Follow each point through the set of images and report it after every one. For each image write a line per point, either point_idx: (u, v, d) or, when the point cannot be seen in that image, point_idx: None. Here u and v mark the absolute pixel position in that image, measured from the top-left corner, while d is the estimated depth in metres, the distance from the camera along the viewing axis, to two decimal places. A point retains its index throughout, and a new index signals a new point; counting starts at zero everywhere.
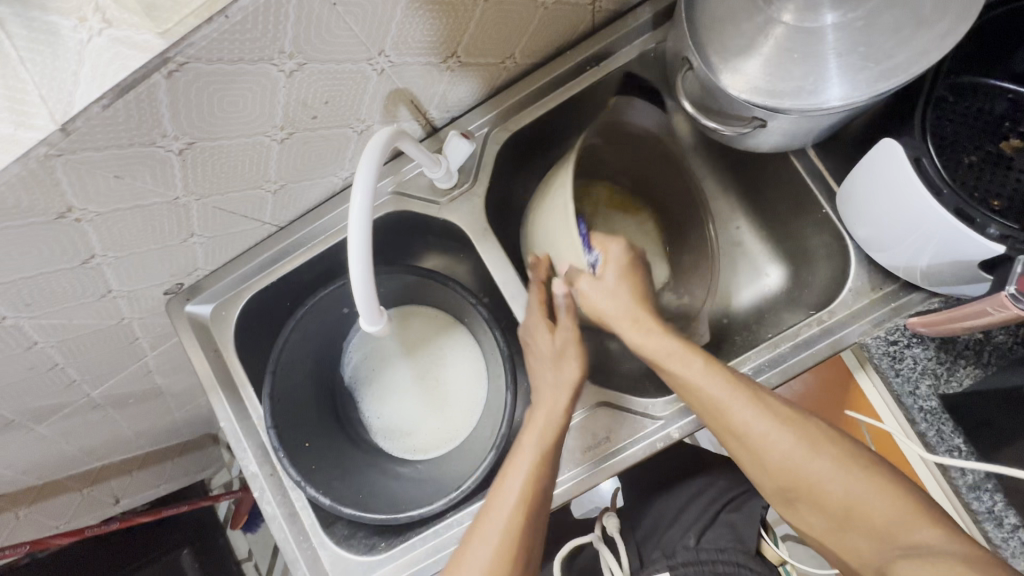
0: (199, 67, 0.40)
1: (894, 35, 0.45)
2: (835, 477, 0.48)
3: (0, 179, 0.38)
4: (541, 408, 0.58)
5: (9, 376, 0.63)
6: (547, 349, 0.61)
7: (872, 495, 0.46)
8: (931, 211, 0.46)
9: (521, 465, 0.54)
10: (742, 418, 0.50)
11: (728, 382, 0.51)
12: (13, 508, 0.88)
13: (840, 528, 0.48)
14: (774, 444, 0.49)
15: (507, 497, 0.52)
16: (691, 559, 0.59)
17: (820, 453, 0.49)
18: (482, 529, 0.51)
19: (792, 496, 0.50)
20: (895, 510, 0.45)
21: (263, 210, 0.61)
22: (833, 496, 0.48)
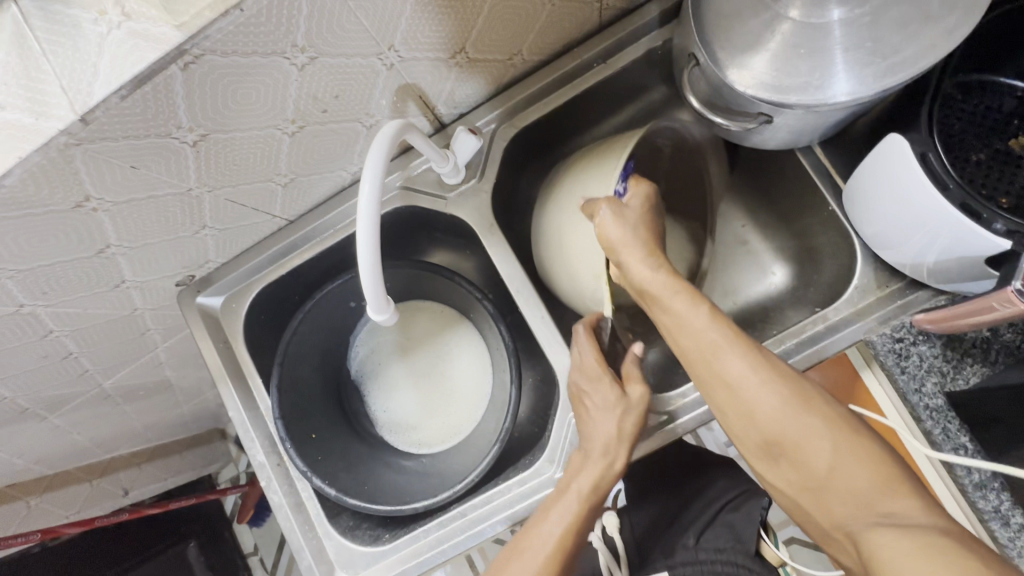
0: (214, 59, 0.41)
1: (900, 31, 0.45)
2: (817, 435, 0.44)
3: (22, 167, 0.39)
4: (597, 465, 0.55)
5: (25, 364, 0.64)
6: (611, 399, 0.57)
7: (852, 458, 0.42)
8: (937, 206, 0.46)
9: (564, 509, 0.53)
10: (733, 366, 0.46)
11: (725, 329, 0.48)
12: (25, 497, 0.90)
13: (812, 489, 0.44)
14: (758, 392, 0.46)
15: (546, 544, 0.51)
16: (691, 559, 0.60)
17: (806, 408, 0.45)
18: (513, 565, 0.50)
19: (769, 448, 0.46)
20: (870, 473, 0.41)
21: (273, 203, 0.62)
22: (811, 454, 0.44)
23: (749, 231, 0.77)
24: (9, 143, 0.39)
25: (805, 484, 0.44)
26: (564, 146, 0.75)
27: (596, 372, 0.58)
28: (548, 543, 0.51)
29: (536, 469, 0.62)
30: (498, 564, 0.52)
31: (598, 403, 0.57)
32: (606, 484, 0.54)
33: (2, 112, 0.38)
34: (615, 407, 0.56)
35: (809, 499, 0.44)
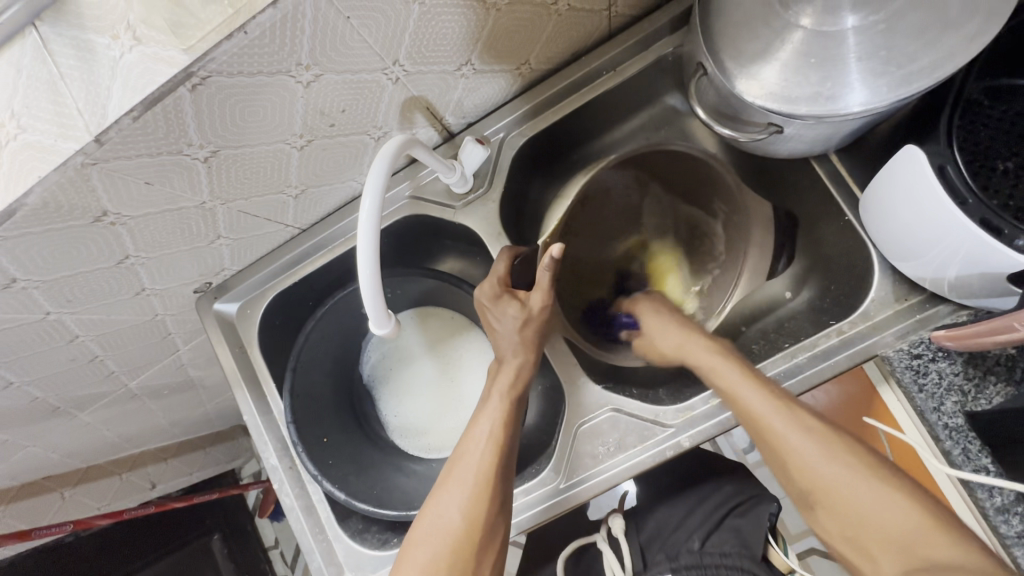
0: (221, 80, 0.42)
1: (916, 39, 0.43)
2: (859, 487, 0.47)
3: (43, 186, 0.41)
4: (508, 369, 0.61)
5: (54, 367, 0.67)
6: (512, 314, 0.62)
7: (897, 509, 0.45)
8: (955, 221, 0.44)
9: (490, 413, 0.58)
10: (778, 425, 0.51)
11: (768, 392, 0.53)
12: (58, 490, 0.94)
13: (862, 543, 0.46)
14: (804, 448, 0.50)
15: (476, 447, 0.56)
16: (694, 562, 0.60)
17: (851, 465, 0.48)
18: (455, 474, 0.55)
19: (815, 503, 0.49)
20: (917, 523, 0.44)
21: (285, 213, 0.63)
22: (861, 505, 0.46)
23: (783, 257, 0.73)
24: (31, 163, 0.40)
25: (854, 537, 0.46)
26: (575, 154, 0.75)
27: (494, 293, 0.63)
28: (479, 444, 0.56)
29: (540, 479, 0.62)
30: (442, 479, 0.56)
31: (498, 320, 0.63)
32: (521, 383, 0.61)
33: (24, 133, 0.40)
34: (518, 320, 0.62)
35: (862, 554, 0.46)
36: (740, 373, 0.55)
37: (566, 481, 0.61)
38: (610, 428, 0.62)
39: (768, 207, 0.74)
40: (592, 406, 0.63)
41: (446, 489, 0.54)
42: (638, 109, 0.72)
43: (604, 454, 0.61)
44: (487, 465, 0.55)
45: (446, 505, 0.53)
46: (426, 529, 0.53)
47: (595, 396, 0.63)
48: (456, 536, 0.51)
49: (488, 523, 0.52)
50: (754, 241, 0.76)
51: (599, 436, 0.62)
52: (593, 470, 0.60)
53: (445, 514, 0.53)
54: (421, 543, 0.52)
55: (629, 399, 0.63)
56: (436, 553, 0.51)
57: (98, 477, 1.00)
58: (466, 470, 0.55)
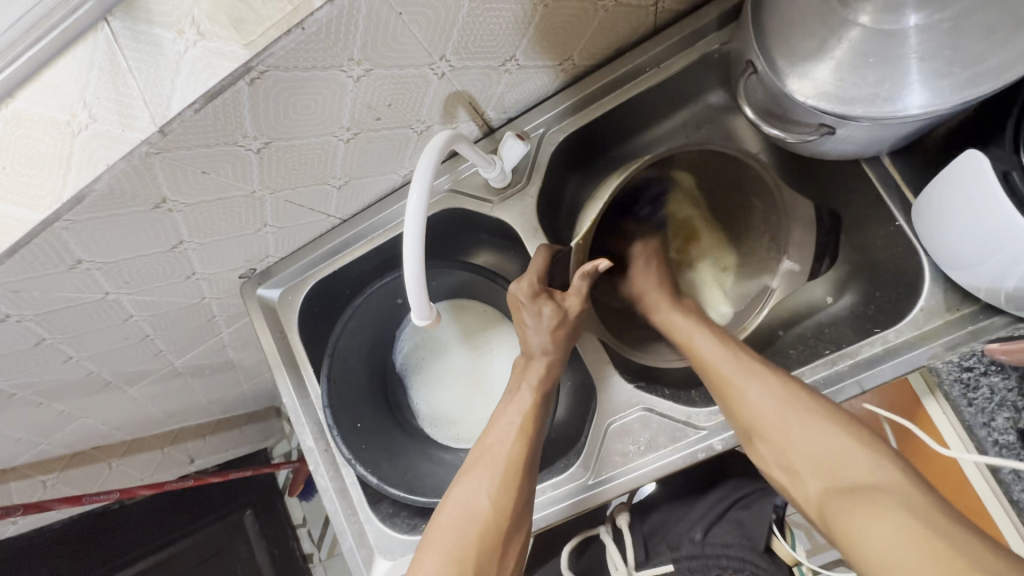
0: (277, 74, 0.43)
1: (985, 39, 0.41)
2: (799, 429, 0.51)
3: (111, 173, 0.43)
4: (539, 364, 0.62)
5: (109, 344, 0.71)
6: (547, 315, 0.62)
7: (828, 440, 0.49)
8: (1019, 230, 0.42)
9: (519, 405, 0.60)
10: (728, 369, 0.57)
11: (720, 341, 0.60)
12: (105, 459, 0.99)
13: (794, 470, 0.51)
14: (748, 389, 0.54)
15: (505, 436, 0.57)
16: (696, 552, 0.62)
17: (793, 404, 0.52)
18: (483, 459, 0.57)
19: (754, 436, 0.54)
20: (847, 451, 0.48)
21: (328, 203, 0.65)
22: (795, 440, 0.50)
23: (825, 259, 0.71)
24: (100, 152, 0.43)
25: (790, 465, 0.51)
26: (613, 151, 0.74)
27: (533, 291, 0.63)
28: (508, 434, 0.58)
29: (569, 474, 0.62)
30: (469, 464, 0.58)
31: (532, 318, 0.63)
32: (550, 376, 0.62)
33: (95, 123, 0.42)
34: (553, 322, 0.62)
35: (793, 479, 0.51)
36: (698, 329, 0.63)
37: (594, 478, 0.61)
38: (641, 427, 0.62)
39: (810, 208, 0.73)
40: (623, 404, 0.63)
41: (473, 474, 0.56)
42: (679, 106, 0.71)
43: (633, 453, 0.61)
44: (514, 455, 0.56)
45: (476, 490, 0.55)
46: (455, 512, 0.54)
47: (626, 395, 0.63)
48: (485, 522, 0.53)
49: (515, 512, 0.54)
50: (794, 240, 0.74)
51: (628, 435, 0.62)
52: (622, 468, 0.60)
53: (475, 498, 0.54)
54: (447, 526, 0.53)
55: (660, 399, 0.62)
56: (464, 535, 0.52)
57: (141, 449, 1.05)
58: (495, 458, 0.56)
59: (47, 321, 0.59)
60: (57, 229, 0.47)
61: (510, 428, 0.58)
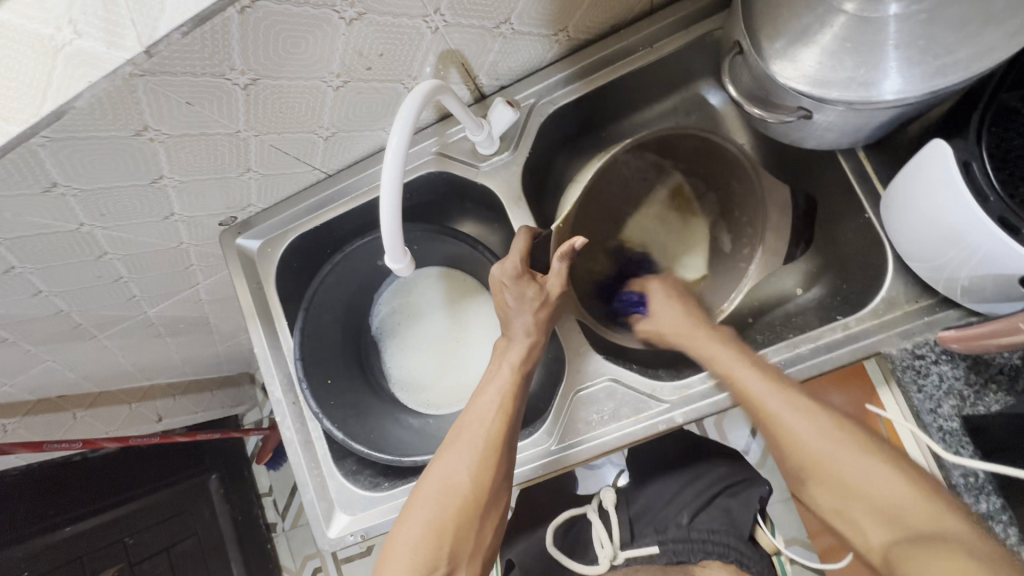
0: (268, 6, 0.43)
1: (957, 31, 0.42)
2: (856, 469, 0.48)
3: (94, 94, 0.43)
4: (520, 345, 0.62)
5: (81, 282, 0.70)
6: (530, 296, 0.63)
7: (887, 482, 0.46)
8: (978, 221, 0.44)
9: (500, 384, 0.59)
10: (773, 405, 0.53)
11: (766, 375, 0.55)
12: (71, 408, 0.97)
13: (853, 519, 0.48)
14: (794, 423, 0.51)
15: (484, 415, 0.57)
16: (682, 537, 0.65)
17: (842, 439, 0.49)
18: (463, 436, 0.57)
19: (807, 477, 0.51)
20: (908, 497, 0.45)
21: (314, 155, 0.65)
22: (848, 481, 0.48)
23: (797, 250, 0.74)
24: (83, 69, 0.42)
25: (848, 514, 0.48)
26: (602, 131, 0.76)
27: (516, 272, 0.63)
28: (487, 412, 0.58)
29: (533, 440, 0.63)
30: (448, 441, 0.58)
31: (515, 299, 0.63)
32: (531, 358, 0.62)
33: (79, 39, 0.41)
34: (535, 304, 0.62)
35: (852, 525, 0.48)
36: (739, 360, 0.57)
37: (558, 444, 0.62)
38: (606, 397, 0.63)
39: (787, 192, 0.75)
40: (592, 375, 0.64)
41: (452, 450, 0.56)
42: (669, 92, 0.73)
43: (595, 423, 0.62)
44: (494, 434, 0.56)
45: (454, 467, 0.55)
46: (433, 489, 0.54)
47: (595, 366, 0.64)
48: (464, 497, 0.53)
49: (493, 487, 0.55)
50: (771, 227, 0.76)
51: (590, 405, 0.63)
52: (582, 436, 0.62)
53: (452, 475, 0.54)
54: (424, 502, 0.54)
55: (626, 371, 0.63)
56: (442, 511, 0.53)
57: (107, 402, 1.03)
58: (474, 437, 0.56)
59: (18, 247, 0.59)
60: (34, 145, 0.46)
61: (489, 406, 0.58)
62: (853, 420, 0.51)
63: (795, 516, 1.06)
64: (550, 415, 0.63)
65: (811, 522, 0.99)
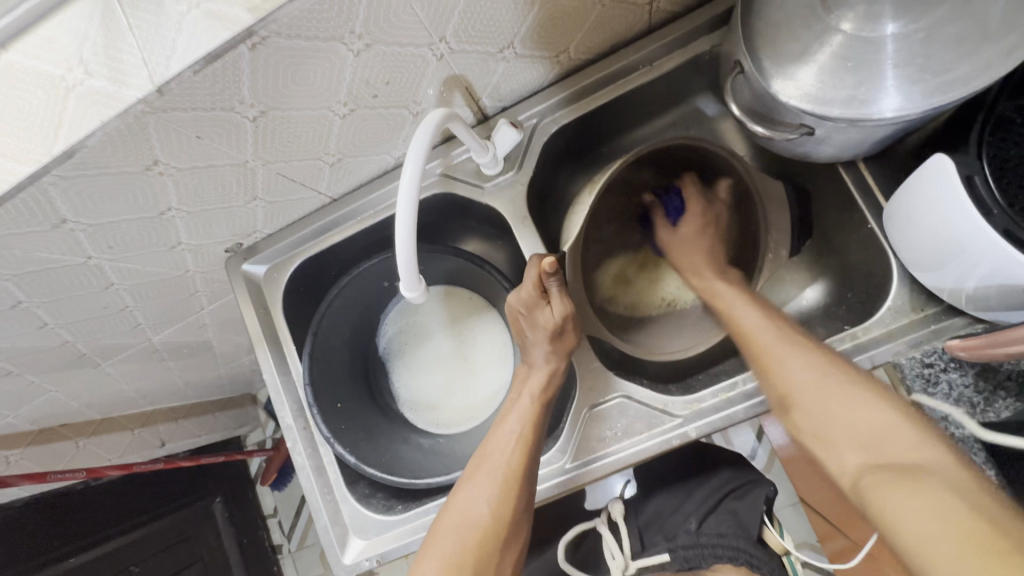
0: (279, 41, 0.44)
1: (955, 49, 0.43)
2: (841, 405, 0.50)
3: (106, 132, 0.44)
4: (541, 373, 0.63)
5: (86, 313, 0.69)
6: (543, 323, 0.63)
7: (867, 414, 0.48)
8: (983, 235, 0.45)
9: (521, 414, 0.60)
10: (774, 344, 0.57)
11: (768, 317, 0.61)
12: (74, 437, 0.96)
13: (831, 443, 0.50)
14: (788, 362, 0.54)
15: (505, 445, 0.58)
16: (692, 542, 0.65)
17: (825, 375, 0.52)
18: (483, 466, 0.57)
19: (790, 407, 0.53)
20: (885, 425, 0.47)
21: (319, 180, 0.65)
22: (833, 415, 0.50)
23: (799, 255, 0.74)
24: (95, 108, 0.43)
25: (827, 439, 0.50)
26: (603, 147, 0.77)
27: (526, 302, 0.63)
28: (508, 442, 0.58)
29: (547, 458, 0.63)
30: (469, 470, 0.58)
31: (531, 327, 0.64)
32: (552, 384, 0.63)
33: (90, 79, 0.42)
34: (549, 329, 0.63)
35: (828, 453, 0.50)
36: (738, 299, 0.65)
37: (573, 462, 0.62)
38: (618, 413, 0.63)
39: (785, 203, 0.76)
40: (603, 391, 0.64)
41: (474, 480, 0.57)
42: (668, 107, 0.74)
43: (609, 439, 0.62)
44: (514, 465, 0.56)
45: (474, 498, 0.55)
46: (452, 520, 0.55)
47: (604, 383, 0.65)
48: (485, 529, 0.54)
49: (516, 517, 0.55)
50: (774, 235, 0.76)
51: (604, 422, 0.63)
52: (593, 453, 0.62)
53: (474, 506, 0.55)
54: (447, 533, 0.54)
55: (638, 388, 0.64)
56: (462, 542, 0.53)
57: (110, 429, 1.02)
58: (494, 466, 0.57)
59: (26, 282, 0.58)
60: (45, 184, 0.46)
61: (510, 436, 0.58)
62: (844, 359, 0.54)
63: (805, 520, 1.07)
64: (565, 431, 0.63)
65: (821, 525, 0.99)
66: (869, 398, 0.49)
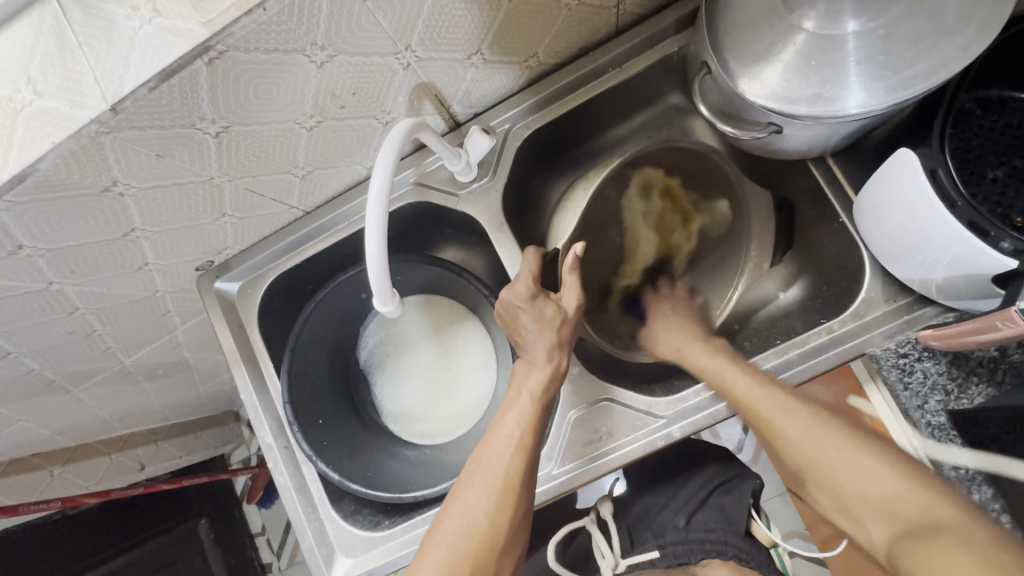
0: (238, 56, 0.43)
1: (914, 45, 0.44)
2: (847, 465, 0.49)
3: (58, 154, 0.42)
4: (542, 370, 0.61)
5: (51, 339, 0.67)
6: (550, 315, 0.62)
7: (879, 478, 0.47)
8: (948, 225, 0.46)
9: (518, 417, 0.58)
10: (767, 406, 0.54)
11: (756, 379, 0.56)
12: (47, 466, 0.93)
13: (853, 512, 0.48)
14: (787, 424, 0.53)
15: (503, 449, 0.56)
16: (680, 538, 0.66)
17: (831, 431, 0.51)
18: (480, 473, 0.56)
19: (805, 479, 0.52)
20: (898, 487, 0.46)
21: (290, 194, 0.64)
22: (842, 479, 0.49)
23: (779, 249, 0.75)
24: (46, 130, 0.41)
25: (848, 509, 0.48)
26: (578, 149, 0.77)
27: (531, 293, 0.62)
28: (506, 446, 0.57)
29: None
30: (465, 476, 0.57)
31: (534, 321, 0.62)
32: (551, 387, 0.61)
33: (40, 99, 0.40)
34: (557, 321, 0.62)
35: (850, 520, 0.48)
36: (730, 366, 0.59)
37: (560, 468, 0.62)
38: (603, 417, 0.63)
39: (767, 197, 0.76)
40: (587, 395, 0.64)
41: (471, 487, 0.55)
42: (641, 108, 0.74)
43: (594, 443, 0.62)
44: (513, 468, 0.55)
45: (472, 505, 0.54)
46: (447, 530, 0.53)
47: (588, 386, 0.64)
48: (481, 537, 0.52)
49: (512, 525, 0.54)
50: (756, 233, 0.76)
51: (589, 426, 0.63)
52: (578, 459, 0.62)
53: (472, 514, 0.54)
54: (444, 541, 0.53)
55: (621, 389, 0.64)
56: (459, 550, 0.52)
57: (86, 455, 0.99)
58: (491, 473, 0.55)
59: None
60: None
61: (507, 440, 0.57)
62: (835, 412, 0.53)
63: (793, 509, 1.08)
64: (550, 437, 0.63)
65: (809, 513, 1.00)
66: (881, 459, 0.48)
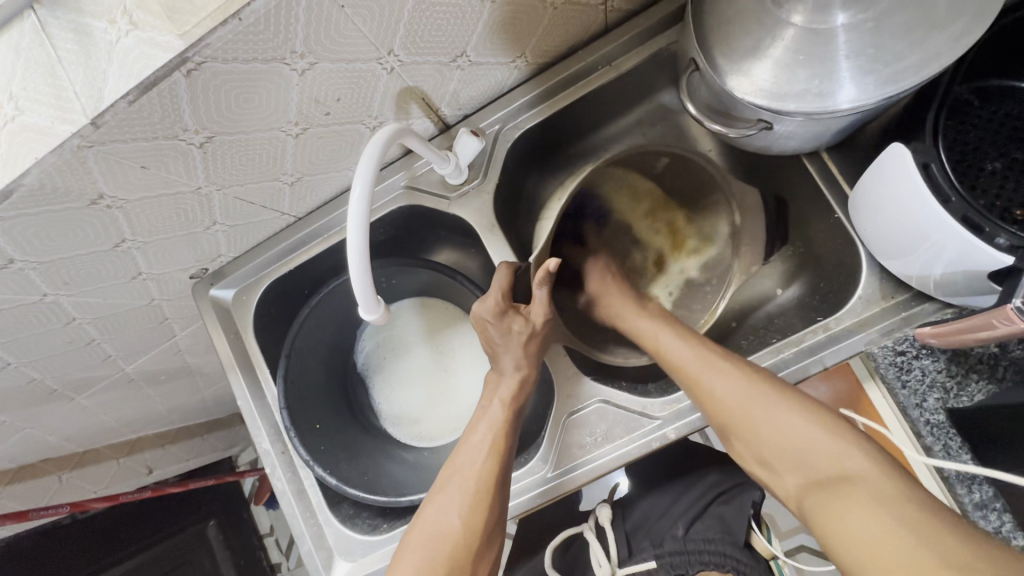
0: (216, 66, 0.43)
1: (905, 36, 0.43)
2: (772, 421, 0.51)
3: (41, 169, 0.42)
4: (511, 380, 0.62)
5: (50, 349, 0.68)
6: (517, 330, 0.62)
7: (797, 429, 0.50)
8: (939, 219, 0.45)
9: (491, 421, 0.59)
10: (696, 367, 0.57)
11: (689, 344, 0.60)
12: (55, 472, 0.94)
13: (771, 463, 0.51)
14: (714, 383, 0.55)
15: (476, 454, 0.57)
16: (679, 548, 0.64)
17: (756, 389, 0.53)
18: (454, 479, 0.56)
19: (729, 430, 0.54)
20: (816, 436, 0.49)
21: (281, 201, 0.64)
22: (763, 433, 0.52)
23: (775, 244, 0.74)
24: (29, 145, 0.41)
25: (766, 461, 0.52)
26: (569, 147, 0.76)
27: (498, 310, 0.61)
28: (479, 450, 0.57)
29: (528, 469, 0.62)
30: (439, 483, 0.57)
31: (501, 334, 0.62)
32: (522, 393, 0.61)
33: (22, 115, 0.41)
34: (524, 335, 0.61)
35: (766, 469, 0.52)
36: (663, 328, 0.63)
37: (554, 470, 0.62)
38: (597, 419, 0.62)
39: (756, 194, 0.75)
40: (581, 398, 0.64)
41: (444, 492, 0.56)
42: (633, 105, 0.74)
43: (588, 446, 0.62)
44: (484, 473, 0.56)
45: (444, 511, 0.54)
46: (423, 533, 0.54)
47: (582, 388, 0.64)
48: (455, 541, 0.53)
49: (486, 530, 0.54)
50: (748, 229, 0.75)
51: (583, 428, 0.62)
52: (569, 464, 0.61)
53: (445, 519, 0.54)
54: (416, 548, 0.53)
55: (615, 391, 0.63)
56: (432, 555, 0.52)
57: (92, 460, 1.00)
58: (464, 478, 0.56)
59: None
60: None
61: (480, 445, 0.57)
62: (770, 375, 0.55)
63: None
64: (545, 440, 0.63)
65: None
66: (803, 411, 0.51)
